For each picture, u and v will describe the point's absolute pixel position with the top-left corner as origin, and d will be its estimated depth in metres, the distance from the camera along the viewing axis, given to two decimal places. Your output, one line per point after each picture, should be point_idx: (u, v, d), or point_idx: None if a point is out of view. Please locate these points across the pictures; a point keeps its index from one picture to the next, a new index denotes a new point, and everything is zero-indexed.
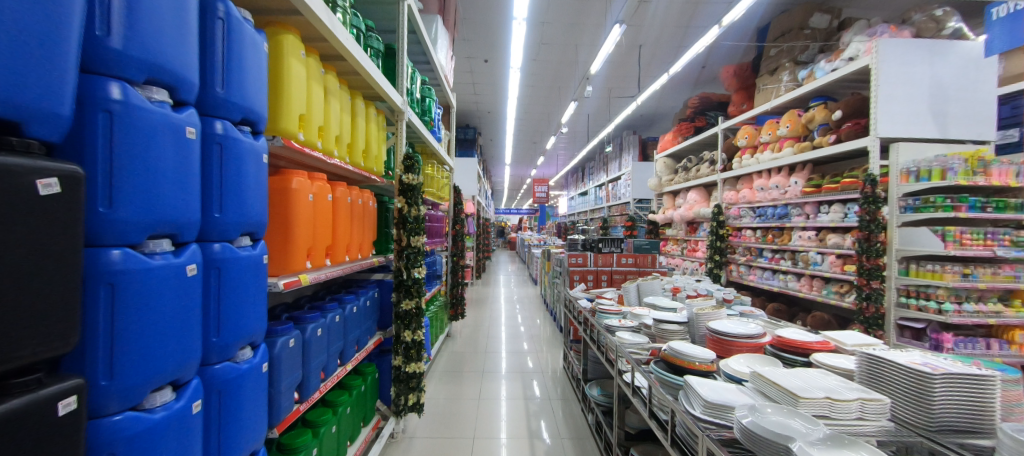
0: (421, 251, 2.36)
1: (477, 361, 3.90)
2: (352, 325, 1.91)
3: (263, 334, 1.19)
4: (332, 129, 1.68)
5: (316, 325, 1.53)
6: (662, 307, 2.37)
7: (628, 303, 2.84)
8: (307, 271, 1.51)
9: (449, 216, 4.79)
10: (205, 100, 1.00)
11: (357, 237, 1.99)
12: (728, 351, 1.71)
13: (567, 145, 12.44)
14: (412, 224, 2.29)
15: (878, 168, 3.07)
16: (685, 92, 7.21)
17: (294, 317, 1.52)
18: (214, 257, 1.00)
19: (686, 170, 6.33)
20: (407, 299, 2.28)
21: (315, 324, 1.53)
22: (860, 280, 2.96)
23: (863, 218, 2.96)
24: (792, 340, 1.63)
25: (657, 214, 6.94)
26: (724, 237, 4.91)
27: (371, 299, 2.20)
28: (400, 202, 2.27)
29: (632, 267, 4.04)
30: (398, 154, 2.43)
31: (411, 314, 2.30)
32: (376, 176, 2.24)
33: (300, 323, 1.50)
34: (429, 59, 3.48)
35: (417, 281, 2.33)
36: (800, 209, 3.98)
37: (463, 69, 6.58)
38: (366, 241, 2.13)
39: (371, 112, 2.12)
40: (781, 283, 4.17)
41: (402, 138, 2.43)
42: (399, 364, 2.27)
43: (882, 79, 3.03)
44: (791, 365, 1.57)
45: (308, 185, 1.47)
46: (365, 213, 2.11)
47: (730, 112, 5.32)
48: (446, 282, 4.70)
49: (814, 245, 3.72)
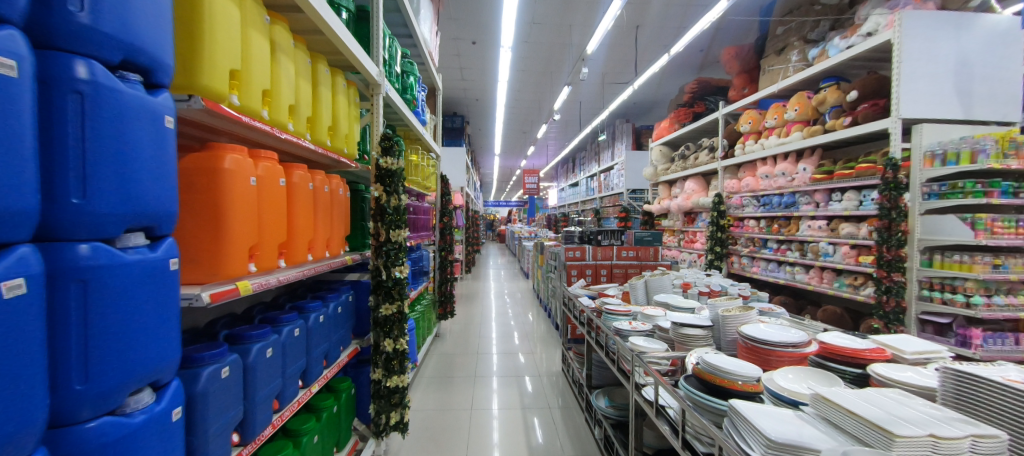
0: (402, 246, 2.04)
1: (468, 364, 3.60)
2: (319, 338, 1.57)
3: (171, 371, 0.85)
4: (284, 94, 1.30)
5: (263, 344, 1.18)
6: (677, 306, 2.12)
7: (635, 302, 2.57)
8: (249, 277, 1.16)
9: (437, 208, 4.45)
10: (51, 25, 0.64)
11: (324, 232, 1.64)
12: (768, 362, 1.45)
13: (558, 134, 12.12)
14: (391, 217, 1.95)
15: (899, 151, 2.90)
16: (682, 77, 6.95)
17: (233, 335, 1.18)
18: (76, 267, 0.66)
19: (684, 157, 6.10)
20: (387, 303, 1.95)
21: (262, 344, 1.18)
22: (879, 272, 2.83)
23: (884, 205, 2.81)
24: (841, 347, 1.41)
25: (653, 205, 6.74)
26: (725, 228, 4.77)
27: (344, 304, 1.86)
28: (377, 191, 1.93)
29: (634, 261, 3.79)
30: (374, 133, 2.05)
31: (393, 320, 1.98)
32: (349, 160, 1.89)
33: (241, 343, 1.16)
34: (410, 32, 3.10)
35: (400, 282, 2.01)
36: (809, 197, 3.82)
37: (450, 52, 6.15)
38: (338, 236, 1.79)
39: (339, 82, 1.74)
40: (788, 275, 4.02)
41: (379, 116, 2.05)
42: (379, 378, 1.96)
43: (905, 56, 2.83)
44: (844, 379, 1.37)
45: (249, 166, 1.13)
46: (333, 201, 1.75)
47: (731, 97, 5.08)
48: (434, 279, 4.37)
49: (825, 235, 3.57)
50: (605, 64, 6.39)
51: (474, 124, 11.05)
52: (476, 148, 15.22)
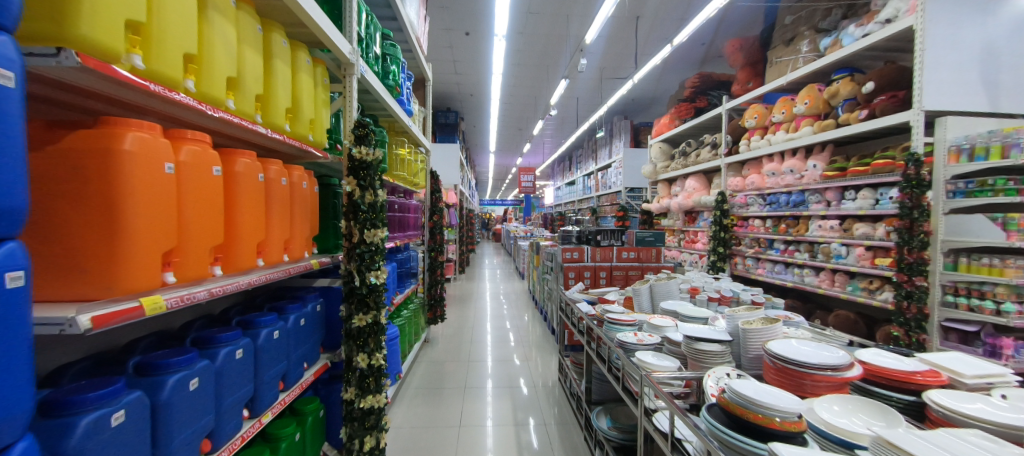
0: (380, 248, 1.79)
1: (459, 373, 3.35)
2: (273, 359, 1.29)
3: (17, 429, 0.58)
4: (219, 62, 1.03)
5: (183, 374, 0.90)
6: (688, 316, 1.89)
7: (639, 309, 2.35)
8: (166, 291, 0.90)
9: (424, 206, 4.16)
10: None
11: (282, 233, 1.38)
12: (803, 387, 1.24)
13: (555, 131, 11.90)
14: (366, 215, 1.71)
15: (921, 146, 2.77)
16: (682, 72, 6.77)
17: (141, 365, 0.89)
18: None
19: (685, 155, 5.91)
20: (360, 313, 1.71)
21: (182, 375, 0.90)
22: (900, 276, 2.75)
23: (905, 203, 2.70)
24: (886, 369, 1.23)
25: (652, 204, 6.57)
26: (729, 228, 4.62)
27: (310, 316, 1.59)
28: (349, 184, 1.68)
29: (635, 262, 3.57)
30: (346, 119, 1.78)
31: (367, 332, 1.73)
32: (316, 150, 1.62)
33: (150, 375, 0.87)
34: (395, 15, 2.85)
35: (376, 288, 1.76)
36: (820, 195, 3.68)
37: (442, 43, 5.90)
38: (302, 237, 1.53)
39: (301, 57, 1.46)
40: (796, 278, 3.88)
41: (353, 99, 1.77)
42: (351, 398, 1.70)
43: (928, 43, 2.66)
44: (887, 402, 1.20)
45: (162, 147, 0.87)
46: (296, 193, 1.47)
47: (735, 91, 4.89)
48: (423, 282, 4.12)
49: (838, 236, 3.45)
50: (604, 57, 6.17)
51: (469, 120, 10.76)
52: (470, 145, 14.93)
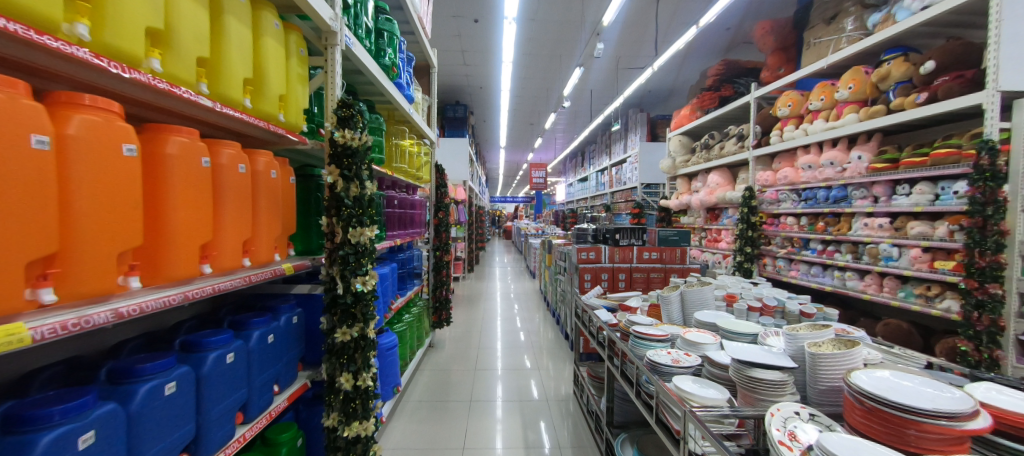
0: (367, 250, 1.53)
1: (465, 384, 3.09)
2: (224, 389, 1.03)
3: None
4: (131, 6, 0.75)
5: (62, 432, 0.63)
6: (733, 332, 1.59)
7: (668, 320, 2.04)
8: (44, 316, 0.64)
9: (429, 202, 3.90)
10: None
11: (241, 233, 1.11)
12: (910, 441, 0.92)
13: (567, 125, 11.52)
14: (350, 211, 1.44)
15: (996, 133, 2.38)
16: (704, 60, 6.36)
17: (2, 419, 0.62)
18: None
19: (707, 147, 5.53)
20: (344, 326, 1.45)
21: (60, 433, 0.63)
22: (968, 283, 2.36)
23: (976, 199, 2.32)
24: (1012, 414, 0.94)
25: (671, 200, 6.22)
26: (757, 226, 4.28)
27: (282, 331, 1.33)
28: (331, 174, 1.42)
29: (657, 264, 3.28)
30: (328, 98, 1.50)
31: (353, 348, 1.48)
32: (290, 133, 1.36)
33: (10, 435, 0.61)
34: None
35: (363, 297, 1.50)
36: (865, 190, 3.30)
37: (450, 32, 5.64)
38: (270, 238, 1.27)
39: (265, 18, 1.19)
40: (836, 282, 3.54)
41: (335, 74, 1.49)
42: (334, 425, 1.45)
43: (1007, 13, 2.28)
44: None
45: (30, 111, 0.60)
46: (260, 183, 1.21)
47: (764, 78, 4.51)
48: (427, 282, 3.85)
49: (887, 235, 3.09)
50: (620, 43, 5.82)
51: (478, 114, 10.50)
52: (480, 141, 14.66)
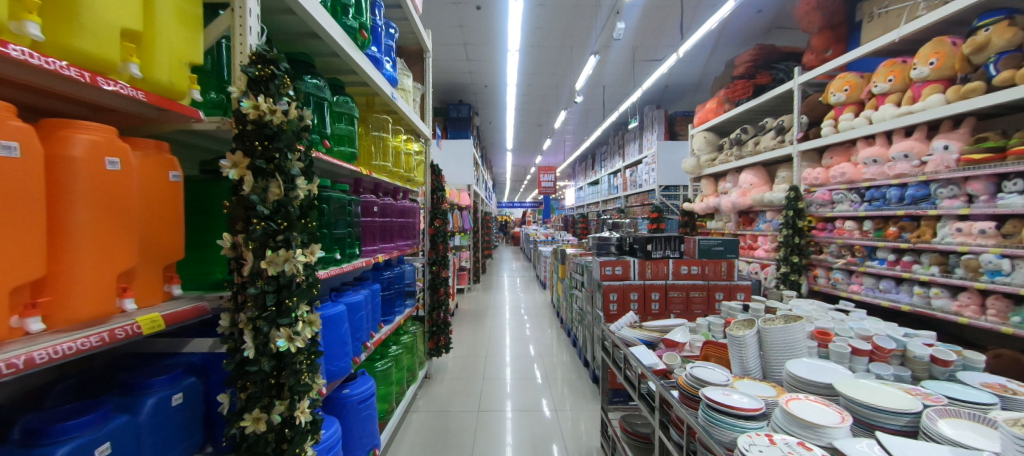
0: (299, 284, 1.00)
1: (466, 432, 2.51)
2: None
3: None
4: None
5: None
6: (887, 411, 1.00)
7: (741, 370, 1.46)
8: None
9: (424, 208, 3.35)
10: None
11: (18, 273, 0.56)
12: None
13: (579, 125, 10.97)
14: (267, 225, 0.90)
15: None
16: (732, 47, 5.77)
17: None
18: None
19: (738, 143, 4.92)
20: (257, 409, 0.91)
21: None
22: None
23: None
24: None
25: (697, 203, 5.61)
26: (805, 231, 3.69)
27: (135, 431, 0.78)
28: (235, 166, 0.88)
29: (698, 280, 2.70)
30: (236, 51, 0.98)
31: (269, 441, 0.93)
32: (160, 101, 0.83)
33: None
34: None
35: (290, 360, 0.97)
36: (955, 188, 2.68)
37: (450, 21, 5.18)
38: (112, 277, 0.72)
39: None
40: (918, 300, 2.91)
41: (247, 14, 0.98)
42: None
43: None
44: None
45: None
46: (84, 184, 0.67)
47: (809, 61, 3.91)
48: (422, 301, 3.32)
49: (992, 243, 2.46)
50: (639, 29, 5.29)
51: (483, 114, 10.07)
52: (486, 143, 14.20)
